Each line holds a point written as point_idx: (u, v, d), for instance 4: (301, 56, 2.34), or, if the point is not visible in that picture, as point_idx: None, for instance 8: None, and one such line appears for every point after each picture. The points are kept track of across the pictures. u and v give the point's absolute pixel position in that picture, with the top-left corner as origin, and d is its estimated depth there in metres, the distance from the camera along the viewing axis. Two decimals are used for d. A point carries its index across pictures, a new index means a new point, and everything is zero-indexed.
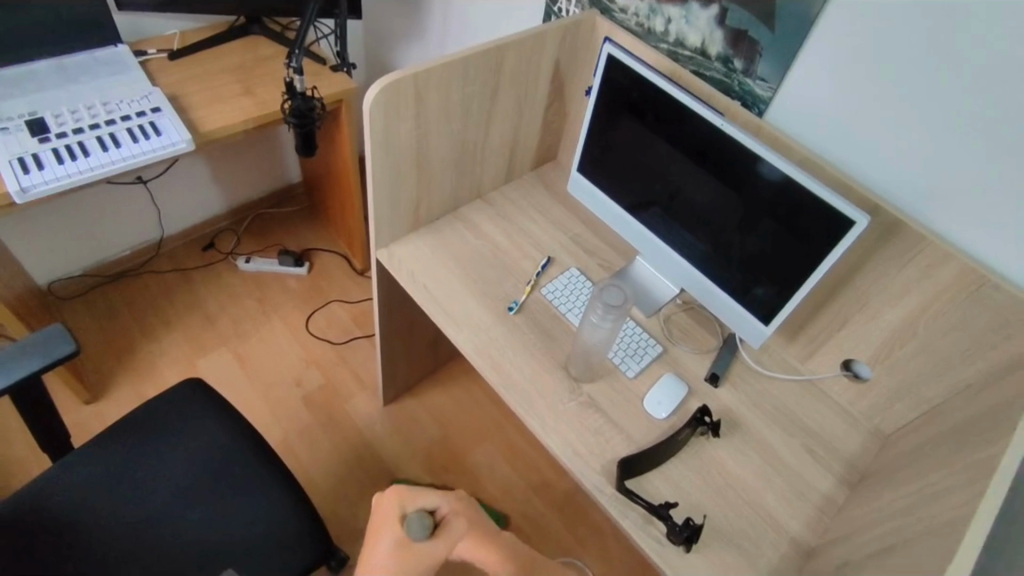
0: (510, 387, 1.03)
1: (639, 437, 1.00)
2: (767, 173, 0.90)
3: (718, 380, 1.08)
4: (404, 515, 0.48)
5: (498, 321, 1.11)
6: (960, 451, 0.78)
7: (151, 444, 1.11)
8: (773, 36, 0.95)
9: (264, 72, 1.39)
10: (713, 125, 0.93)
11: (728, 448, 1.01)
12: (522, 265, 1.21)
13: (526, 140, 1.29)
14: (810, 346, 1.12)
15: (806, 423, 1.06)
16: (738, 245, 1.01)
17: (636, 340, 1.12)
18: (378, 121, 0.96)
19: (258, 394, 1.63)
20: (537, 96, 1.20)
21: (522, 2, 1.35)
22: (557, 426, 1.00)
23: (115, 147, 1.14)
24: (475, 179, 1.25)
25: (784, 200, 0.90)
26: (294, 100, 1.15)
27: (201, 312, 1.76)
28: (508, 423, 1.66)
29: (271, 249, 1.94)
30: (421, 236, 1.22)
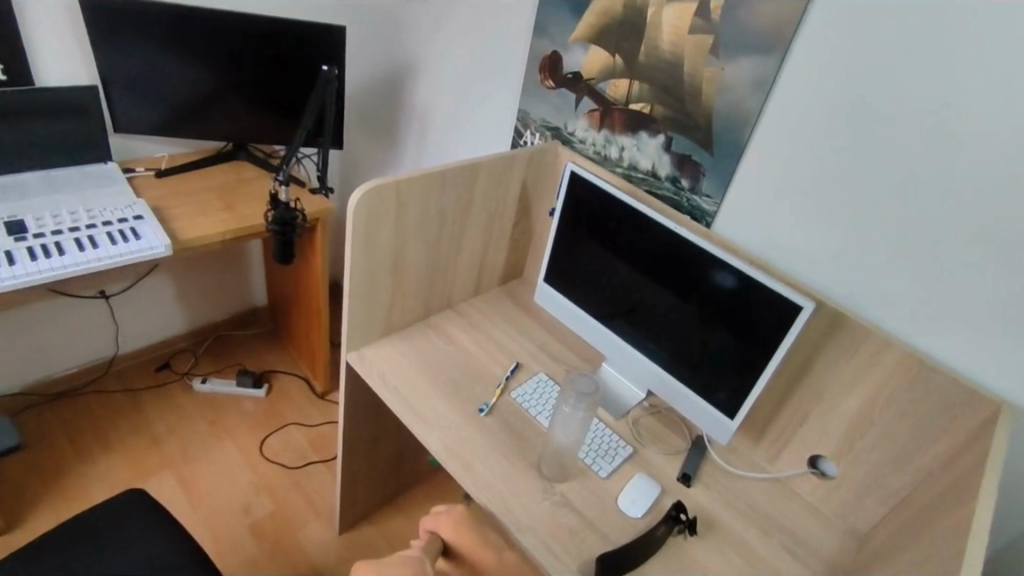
0: (482, 487, 0.99)
1: (617, 537, 0.96)
2: (720, 271, 0.98)
3: (690, 479, 1.08)
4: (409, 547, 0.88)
5: (468, 421, 1.10)
6: (934, 528, 0.79)
7: (77, 559, 1.00)
8: (714, 159, 1.10)
9: (247, 191, 1.48)
10: (669, 231, 1.03)
11: (707, 547, 0.98)
12: (492, 369, 1.21)
13: (495, 255, 1.37)
14: (776, 446, 1.15)
15: (781, 522, 1.05)
16: (700, 342, 1.06)
17: (606, 441, 1.11)
18: (360, 223, 1.01)
19: (200, 522, 1.49)
20: (506, 214, 1.30)
21: (491, 134, 1.52)
22: (534, 527, 0.95)
23: (93, 248, 1.16)
24: (447, 288, 1.30)
25: (738, 294, 0.97)
26: (278, 210, 1.22)
27: (146, 435, 1.66)
28: None
29: (229, 370, 1.89)
30: (392, 340, 1.23)
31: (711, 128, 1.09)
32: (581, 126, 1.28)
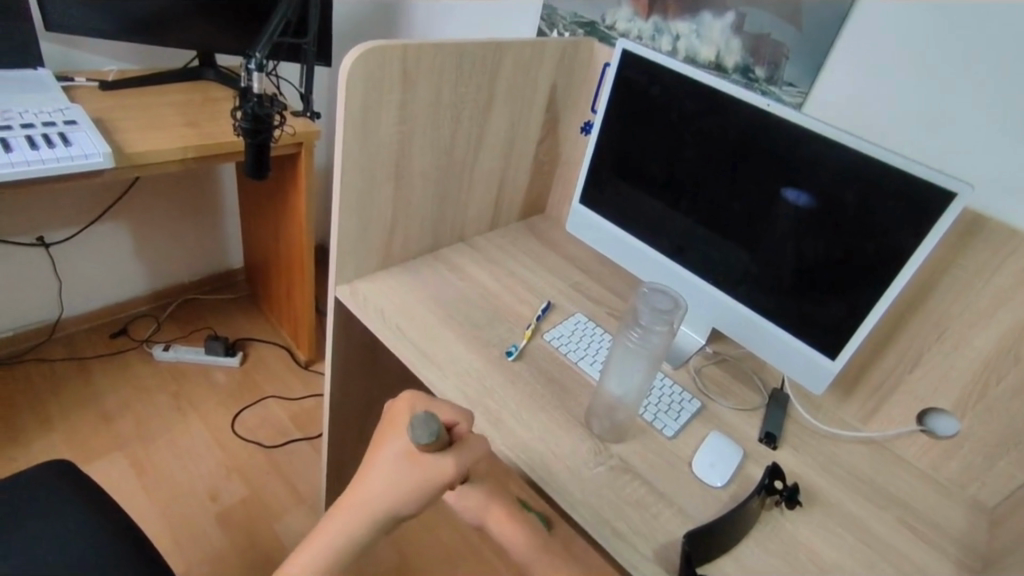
0: (515, 447, 0.75)
1: (696, 512, 0.73)
2: (830, 155, 0.75)
3: (776, 441, 0.84)
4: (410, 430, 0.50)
5: (493, 368, 0.86)
6: None
7: None
8: (801, 34, 0.87)
9: (214, 110, 1.23)
10: (758, 109, 0.80)
11: (811, 524, 0.75)
12: (517, 309, 0.98)
13: (515, 179, 1.13)
14: (874, 400, 0.92)
15: (893, 493, 0.82)
16: (792, 258, 0.83)
17: (668, 394, 0.87)
18: (355, 98, 0.78)
19: (157, 511, 1.24)
20: (531, 125, 1.07)
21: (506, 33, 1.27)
22: (588, 498, 0.71)
23: (5, 151, 0.92)
24: (458, 215, 1.06)
25: (852, 187, 0.75)
26: (247, 103, 0.98)
27: (95, 409, 1.40)
28: (486, 560, 1.33)
29: (197, 337, 1.62)
30: (393, 276, 0.99)
31: None
32: (623, 16, 1.05)
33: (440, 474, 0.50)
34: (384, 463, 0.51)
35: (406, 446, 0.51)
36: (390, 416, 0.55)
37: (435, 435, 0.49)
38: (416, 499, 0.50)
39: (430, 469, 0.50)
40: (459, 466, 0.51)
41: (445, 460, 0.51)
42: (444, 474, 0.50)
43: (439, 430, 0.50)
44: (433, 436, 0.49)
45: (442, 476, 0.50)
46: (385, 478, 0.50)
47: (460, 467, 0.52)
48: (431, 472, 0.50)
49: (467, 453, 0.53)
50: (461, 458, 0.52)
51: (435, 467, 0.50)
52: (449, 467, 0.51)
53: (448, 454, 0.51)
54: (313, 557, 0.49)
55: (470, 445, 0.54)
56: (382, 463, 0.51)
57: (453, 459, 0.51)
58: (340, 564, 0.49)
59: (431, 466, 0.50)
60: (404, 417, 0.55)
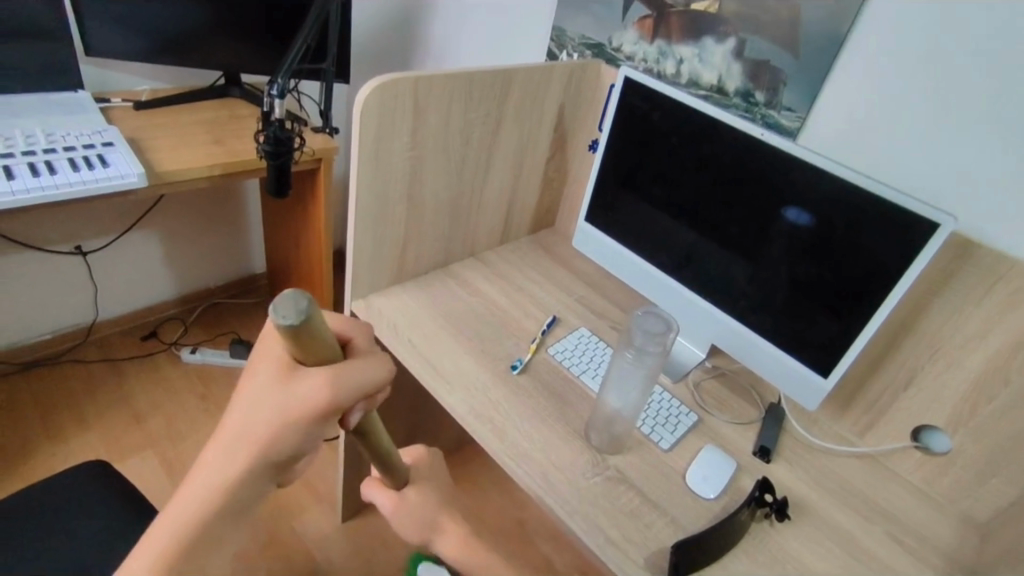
0: (518, 457, 0.80)
1: (688, 523, 0.76)
2: (820, 183, 0.79)
3: (769, 454, 0.87)
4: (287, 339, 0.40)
5: (499, 381, 0.90)
6: None
7: (18, 535, 0.82)
8: (799, 62, 0.90)
9: (240, 128, 1.29)
10: (752, 137, 0.83)
11: (799, 536, 0.78)
12: (523, 323, 1.02)
13: (524, 196, 1.18)
14: (869, 416, 0.95)
15: (884, 507, 0.85)
16: (786, 279, 0.87)
17: (666, 408, 0.91)
18: (369, 127, 0.83)
19: None
20: (539, 144, 1.11)
21: (518, 53, 1.31)
22: (584, 508, 0.76)
23: (49, 174, 0.99)
24: (469, 231, 1.11)
25: (842, 213, 0.78)
26: (268, 128, 1.04)
27: (127, 409, 1.48)
28: None
29: (222, 340, 1.70)
30: (405, 290, 1.05)
31: (800, 21, 0.88)
32: (629, 39, 1.08)
33: (312, 399, 0.39)
34: (254, 388, 0.40)
35: (278, 360, 0.40)
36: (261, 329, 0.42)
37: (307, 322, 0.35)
38: (295, 428, 0.40)
39: (301, 392, 0.39)
40: (336, 389, 0.39)
41: (318, 377, 0.39)
42: (318, 400, 0.39)
43: (312, 314, 0.36)
44: (299, 329, 0.35)
45: (315, 401, 0.39)
46: (253, 399, 0.40)
47: (340, 392, 0.39)
48: (301, 396, 0.39)
49: (350, 375, 0.40)
50: (341, 376, 0.39)
51: (305, 392, 0.39)
52: (324, 390, 0.39)
53: (327, 369, 0.39)
54: (201, 498, 0.43)
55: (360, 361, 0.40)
56: (253, 381, 0.40)
57: (329, 380, 0.39)
58: (228, 507, 0.43)
59: (302, 387, 0.39)
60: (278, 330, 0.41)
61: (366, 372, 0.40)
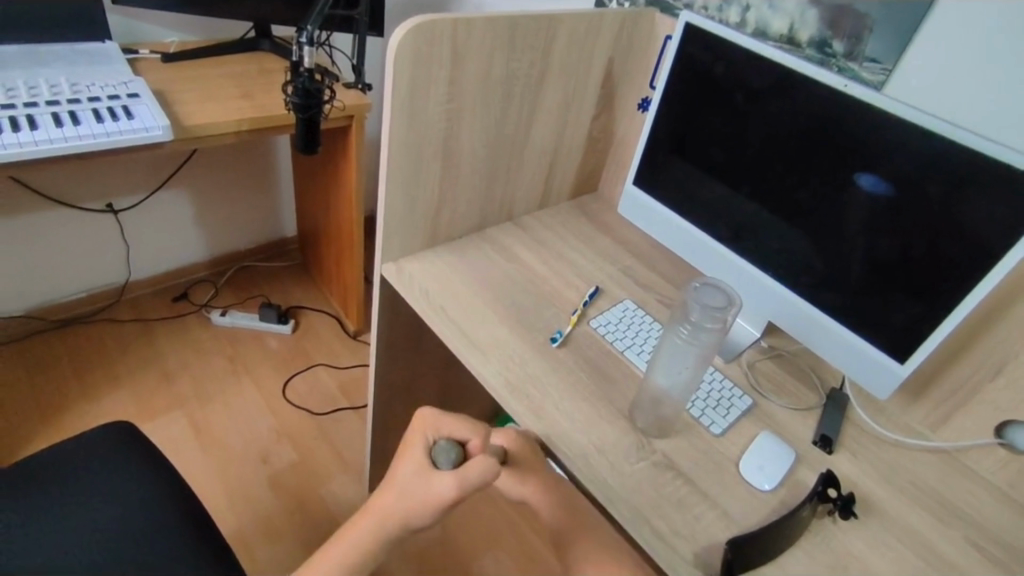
0: (556, 437, 0.74)
1: (742, 517, 0.70)
2: (913, 142, 0.69)
3: (832, 444, 0.80)
4: (432, 449, 0.60)
5: (537, 354, 0.84)
6: None
7: (39, 494, 0.80)
8: (888, 4, 0.79)
9: (270, 82, 1.23)
10: (832, 89, 0.73)
11: (866, 537, 0.71)
12: (563, 292, 0.95)
13: (567, 157, 1.10)
14: (945, 407, 0.86)
15: (962, 508, 0.76)
16: (862, 253, 0.77)
17: (717, 389, 0.84)
18: (403, 75, 0.77)
19: (212, 469, 1.30)
20: (585, 101, 1.03)
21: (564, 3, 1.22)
22: (628, 495, 0.69)
23: (72, 124, 0.95)
24: (508, 194, 1.04)
25: (935, 178, 0.68)
26: (297, 79, 0.98)
27: (158, 369, 1.47)
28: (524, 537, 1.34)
29: (252, 303, 1.68)
30: (439, 254, 0.99)
31: None
32: None
33: (447, 493, 0.57)
34: (405, 478, 0.60)
35: (420, 461, 0.59)
36: (411, 434, 0.62)
37: (455, 463, 0.58)
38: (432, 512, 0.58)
39: (441, 488, 0.57)
40: (460, 487, 0.57)
41: (452, 477, 0.57)
42: (450, 494, 0.57)
43: (458, 460, 0.59)
44: (450, 463, 0.58)
45: (447, 494, 0.57)
46: (409, 482, 0.59)
47: (466, 486, 0.57)
48: (440, 490, 0.57)
49: (471, 477, 0.57)
50: (469, 476, 0.57)
51: (443, 487, 0.57)
52: (451, 488, 0.57)
53: (457, 475, 0.57)
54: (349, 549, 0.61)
55: (475, 462, 0.58)
56: (409, 471, 0.60)
57: (456, 481, 0.57)
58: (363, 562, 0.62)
59: (442, 485, 0.57)
60: (425, 436, 0.61)
61: (483, 471, 0.58)
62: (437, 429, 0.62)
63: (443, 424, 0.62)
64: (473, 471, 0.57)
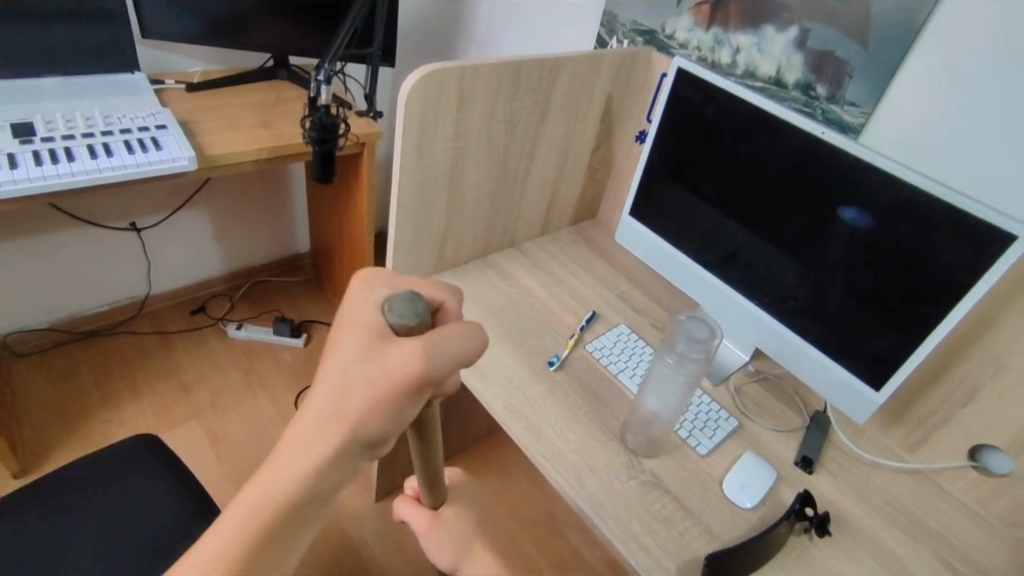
0: (552, 456, 0.79)
1: (724, 533, 0.75)
2: (882, 187, 0.75)
3: (812, 465, 0.85)
4: (382, 308, 0.40)
5: (535, 377, 0.90)
6: None
7: (72, 503, 0.86)
8: (866, 53, 0.84)
9: (287, 111, 1.30)
10: (810, 135, 0.79)
11: (841, 554, 0.75)
12: (561, 317, 1.01)
13: (567, 186, 1.16)
14: (921, 431, 0.91)
15: (935, 528, 0.81)
16: (839, 285, 0.83)
17: (705, 412, 0.89)
18: (413, 119, 0.83)
19: (227, 478, 1.36)
20: (584, 134, 1.09)
21: (566, 38, 1.28)
22: (617, 511, 0.75)
23: (106, 156, 1.02)
24: (511, 222, 1.10)
25: (906, 218, 0.74)
26: (314, 114, 1.05)
27: (176, 380, 1.54)
28: None
29: (266, 317, 1.74)
30: (445, 279, 1.05)
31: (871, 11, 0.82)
32: (683, 26, 1.04)
33: (408, 365, 0.38)
34: (339, 359, 0.39)
35: (367, 328, 0.40)
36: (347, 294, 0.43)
37: (421, 316, 0.40)
38: (389, 402, 0.39)
39: (400, 356, 0.38)
40: (428, 354, 0.38)
41: (415, 339, 0.38)
42: (412, 367, 0.38)
43: (424, 313, 0.40)
44: (411, 319, 0.39)
45: (407, 368, 0.38)
46: (346, 367, 0.39)
47: (435, 354, 0.39)
48: (397, 361, 0.38)
49: (444, 340, 0.39)
50: (437, 343, 0.39)
51: (402, 356, 0.38)
52: (415, 357, 0.38)
53: (422, 334, 0.39)
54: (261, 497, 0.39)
55: (453, 325, 0.40)
56: (347, 344, 0.40)
57: (421, 344, 0.38)
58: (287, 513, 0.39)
59: (399, 354, 0.38)
60: (370, 296, 0.42)
61: (457, 336, 0.40)
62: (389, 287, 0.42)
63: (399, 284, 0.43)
64: (446, 336, 0.39)
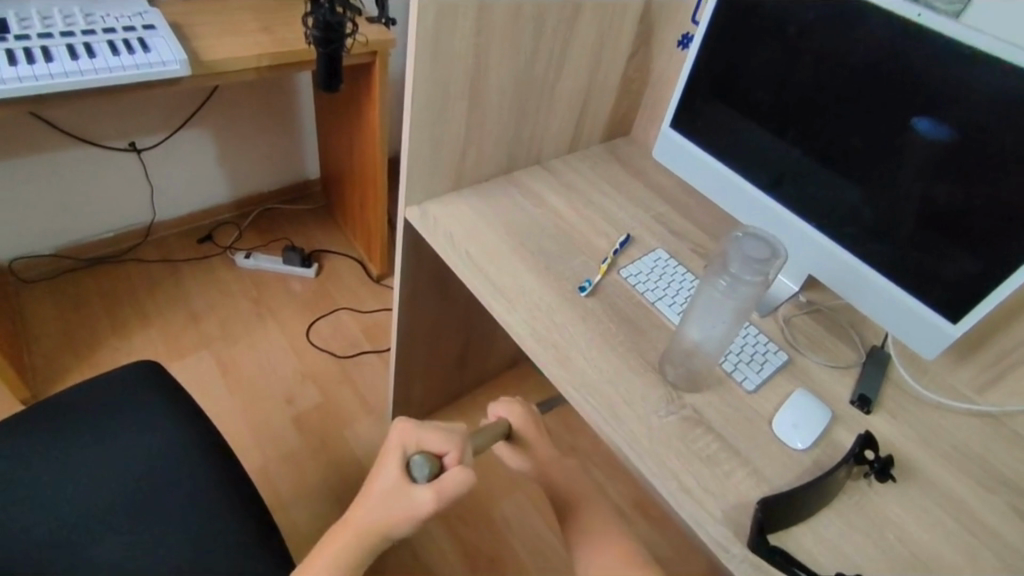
0: (584, 390, 0.72)
1: (774, 476, 0.68)
2: (989, 78, 0.62)
3: (870, 405, 0.77)
4: (409, 460, 0.57)
5: (564, 303, 0.81)
6: None
7: (69, 432, 0.81)
8: None
9: (289, 15, 1.18)
10: (901, 20, 0.66)
11: (904, 500, 0.68)
12: (593, 240, 0.91)
13: (599, 98, 1.03)
14: (994, 369, 0.82)
15: (1007, 475, 0.73)
16: (918, 203, 0.72)
17: (752, 344, 0.81)
18: (429, 4, 0.71)
19: (239, 409, 1.32)
20: (622, 35, 0.96)
21: None
22: (656, 450, 0.68)
23: (88, 57, 0.92)
24: (536, 135, 0.99)
25: (1016, 119, 0.61)
26: (318, 10, 0.94)
27: (185, 310, 1.48)
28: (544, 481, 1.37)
29: (276, 246, 1.67)
30: (465, 198, 0.95)
31: None
32: None
33: (422, 506, 0.53)
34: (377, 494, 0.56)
35: (395, 476, 0.56)
36: (385, 449, 0.59)
37: (431, 472, 0.56)
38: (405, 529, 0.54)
39: (415, 501, 0.54)
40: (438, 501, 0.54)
41: (429, 489, 0.54)
42: (425, 508, 0.53)
43: (433, 472, 0.56)
44: (426, 476, 0.55)
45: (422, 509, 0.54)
46: (382, 497, 0.55)
47: (443, 498, 0.54)
48: (413, 506, 0.54)
49: (448, 485, 0.54)
50: (447, 490, 0.54)
51: (417, 500, 0.54)
52: (428, 501, 0.53)
53: (434, 485, 0.54)
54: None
55: (454, 473, 0.55)
56: (381, 491, 0.56)
57: (433, 494, 0.54)
58: None
59: (417, 498, 0.54)
60: (398, 452, 0.58)
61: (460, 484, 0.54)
62: (413, 441, 0.58)
63: (420, 435, 0.59)
64: (452, 484, 0.54)
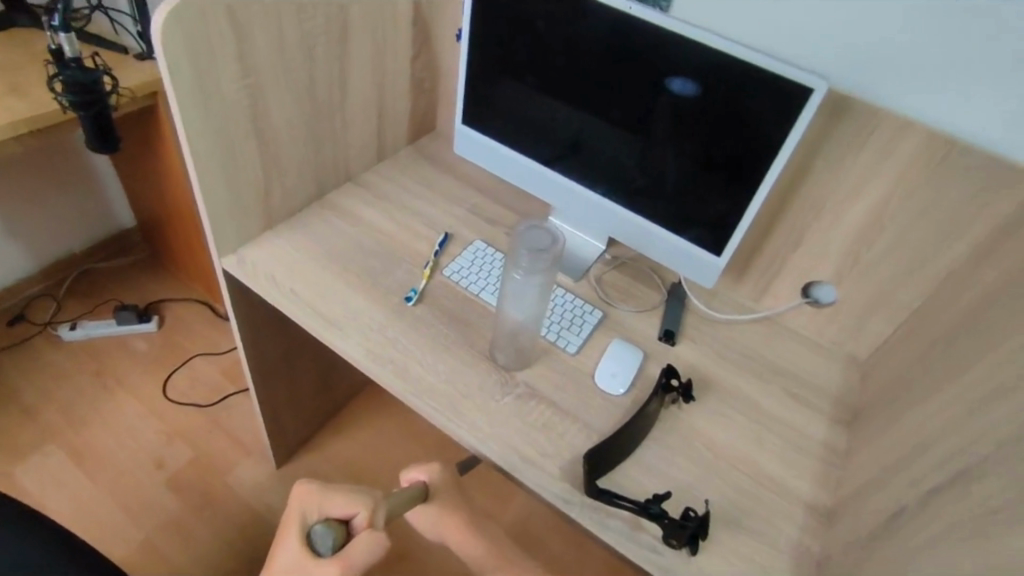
0: (426, 395, 0.77)
1: (601, 425, 0.78)
2: (691, 54, 0.73)
3: (674, 337, 0.89)
4: (313, 527, 0.62)
5: (394, 316, 0.85)
6: (951, 357, 0.63)
7: None
8: None
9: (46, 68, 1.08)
10: (617, 11, 0.76)
11: (705, 412, 0.81)
12: (413, 246, 0.96)
13: (394, 105, 1.06)
14: (763, 280, 0.98)
15: (782, 365, 0.89)
16: (671, 160, 0.83)
17: (569, 310, 0.90)
18: (181, 60, 0.70)
19: (104, 492, 1.26)
20: (398, 45, 0.99)
21: None
22: (496, 431, 0.75)
23: None
24: (339, 155, 1.00)
25: (719, 86, 0.73)
26: (65, 71, 0.88)
27: (13, 404, 1.36)
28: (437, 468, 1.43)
29: (104, 309, 1.55)
30: (280, 233, 0.95)
31: None
32: None
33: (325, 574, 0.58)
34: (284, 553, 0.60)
35: (297, 546, 0.60)
36: (288, 519, 0.64)
37: (333, 544, 0.61)
38: None
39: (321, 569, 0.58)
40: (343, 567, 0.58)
41: (335, 559, 0.58)
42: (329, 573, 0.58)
43: (335, 541, 0.61)
44: (330, 546, 0.61)
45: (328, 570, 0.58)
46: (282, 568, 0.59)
47: (350, 566, 0.58)
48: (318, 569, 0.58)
49: (355, 554, 0.59)
50: (350, 556, 0.59)
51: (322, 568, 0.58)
52: (333, 568, 0.58)
53: (340, 554, 0.59)
54: None
55: (361, 538, 0.60)
56: (284, 557, 0.60)
57: (338, 561, 0.58)
58: None
59: (324, 565, 0.58)
60: (302, 519, 0.63)
61: (367, 547, 0.60)
62: (316, 510, 0.64)
63: (325, 505, 0.64)
64: (356, 546, 0.60)
